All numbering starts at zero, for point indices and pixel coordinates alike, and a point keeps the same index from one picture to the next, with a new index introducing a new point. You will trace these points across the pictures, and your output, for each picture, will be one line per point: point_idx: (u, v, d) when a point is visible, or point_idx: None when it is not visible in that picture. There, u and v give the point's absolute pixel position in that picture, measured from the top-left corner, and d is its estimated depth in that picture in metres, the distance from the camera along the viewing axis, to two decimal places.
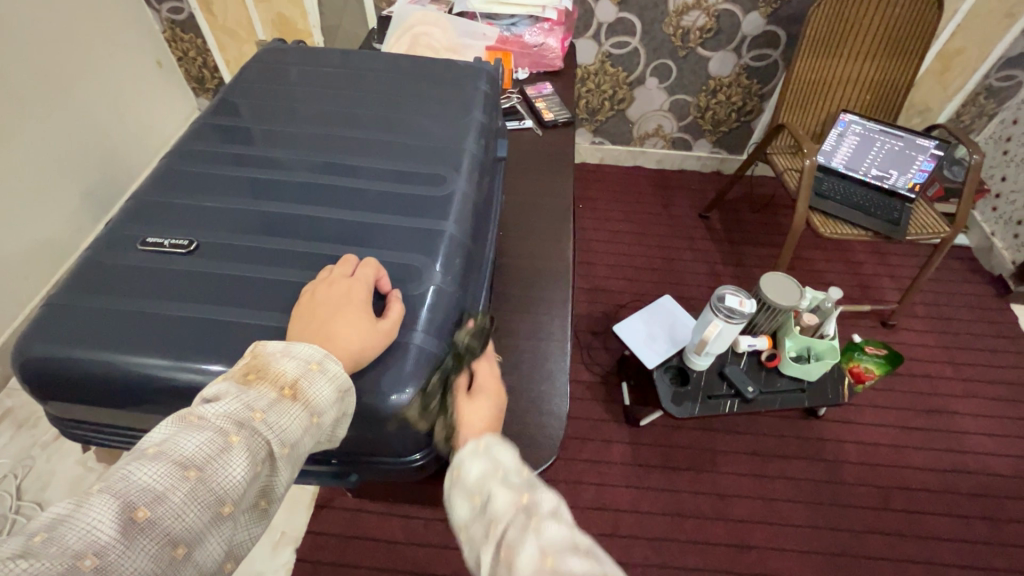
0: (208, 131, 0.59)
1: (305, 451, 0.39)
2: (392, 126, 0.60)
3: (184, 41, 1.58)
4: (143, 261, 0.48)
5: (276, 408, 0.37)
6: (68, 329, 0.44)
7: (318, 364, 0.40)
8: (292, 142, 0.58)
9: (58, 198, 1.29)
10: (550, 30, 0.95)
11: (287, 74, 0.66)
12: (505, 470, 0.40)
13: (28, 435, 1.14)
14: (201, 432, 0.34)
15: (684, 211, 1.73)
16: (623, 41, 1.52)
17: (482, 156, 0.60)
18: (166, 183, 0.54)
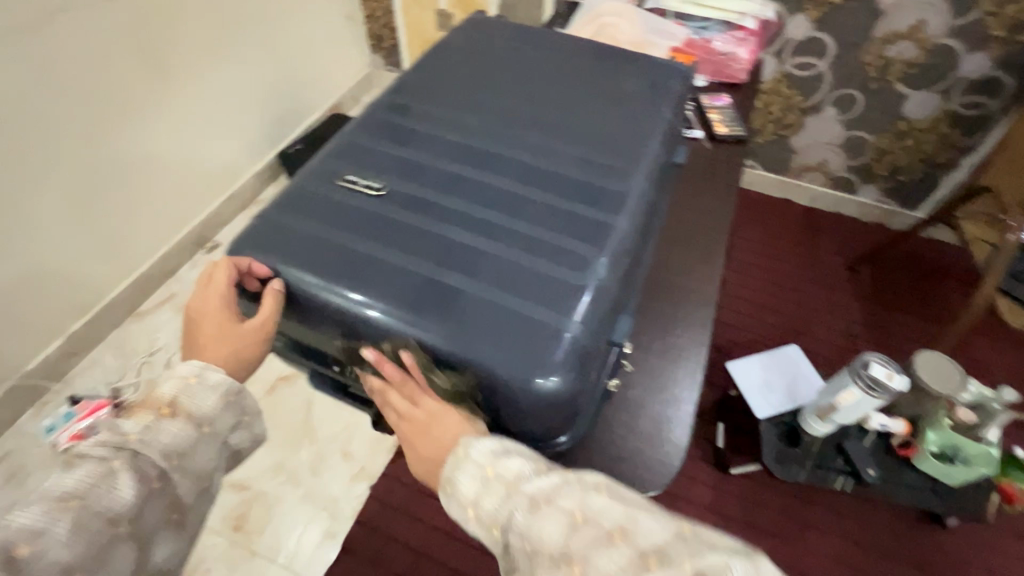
0: (411, 83, 0.65)
1: (198, 460, 0.49)
2: (576, 113, 0.61)
3: (374, 2, 1.76)
4: (344, 197, 0.56)
5: (155, 428, 0.47)
6: (277, 244, 0.53)
7: (196, 378, 0.50)
8: (484, 110, 0.62)
9: (241, 120, 1.49)
10: (744, 39, 0.89)
11: (486, 47, 0.69)
12: (474, 509, 0.41)
13: (183, 319, 1.33)
14: (79, 469, 0.44)
15: (830, 258, 1.56)
16: (808, 62, 1.40)
17: (659, 159, 0.59)
18: (372, 127, 0.61)
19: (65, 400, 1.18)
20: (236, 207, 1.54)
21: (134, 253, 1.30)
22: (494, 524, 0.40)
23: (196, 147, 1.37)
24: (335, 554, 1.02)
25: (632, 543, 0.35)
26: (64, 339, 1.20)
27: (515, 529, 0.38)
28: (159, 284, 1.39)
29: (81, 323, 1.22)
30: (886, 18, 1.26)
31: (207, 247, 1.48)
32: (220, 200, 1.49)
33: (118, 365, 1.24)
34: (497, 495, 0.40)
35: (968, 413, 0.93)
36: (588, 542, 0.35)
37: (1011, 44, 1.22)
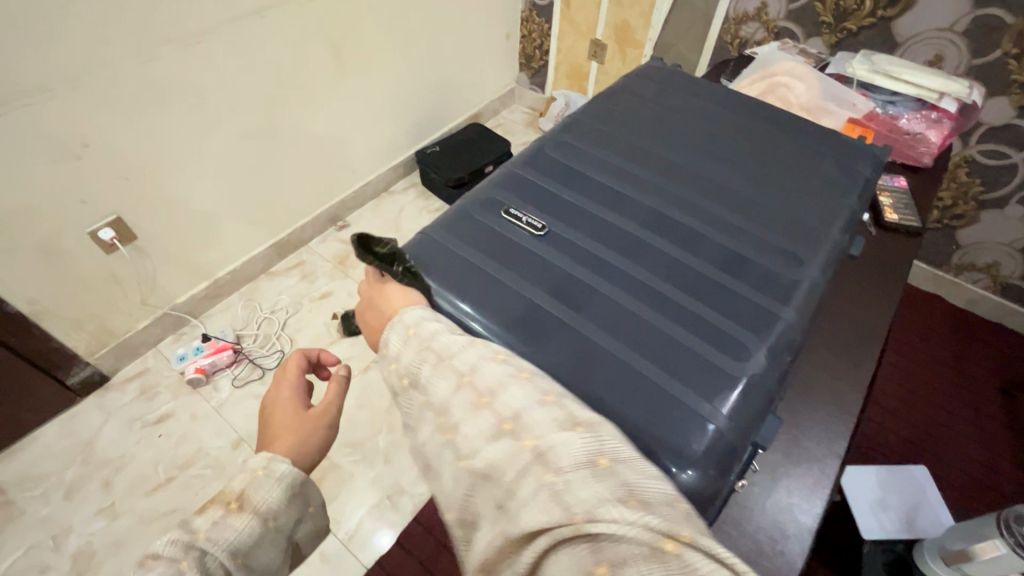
0: (583, 130, 0.70)
1: (257, 560, 0.47)
2: (753, 188, 0.62)
3: (534, 23, 1.83)
4: (504, 227, 0.59)
5: (224, 524, 0.46)
6: (432, 260, 0.56)
7: (264, 470, 0.51)
8: (657, 168, 0.64)
9: (393, 116, 1.62)
10: (937, 121, 0.80)
11: (667, 106, 0.72)
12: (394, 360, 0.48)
13: (304, 286, 1.45)
14: (149, 574, 0.41)
15: (982, 374, 1.36)
16: (1001, 151, 1.23)
17: (840, 250, 0.57)
18: (542, 167, 0.66)
19: (197, 335, 1.34)
20: (370, 194, 1.67)
21: (281, 220, 1.45)
22: (405, 376, 0.47)
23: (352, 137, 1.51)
24: (388, 544, 1.05)
25: (494, 408, 0.43)
26: (209, 283, 1.36)
27: (421, 382, 0.46)
28: (292, 250, 1.53)
29: (226, 271, 1.38)
30: None
31: (338, 225, 1.61)
32: (358, 185, 1.62)
33: (244, 315, 1.39)
34: (411, 350, 0.48)
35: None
36: (472, 409, 0.43)
37: None
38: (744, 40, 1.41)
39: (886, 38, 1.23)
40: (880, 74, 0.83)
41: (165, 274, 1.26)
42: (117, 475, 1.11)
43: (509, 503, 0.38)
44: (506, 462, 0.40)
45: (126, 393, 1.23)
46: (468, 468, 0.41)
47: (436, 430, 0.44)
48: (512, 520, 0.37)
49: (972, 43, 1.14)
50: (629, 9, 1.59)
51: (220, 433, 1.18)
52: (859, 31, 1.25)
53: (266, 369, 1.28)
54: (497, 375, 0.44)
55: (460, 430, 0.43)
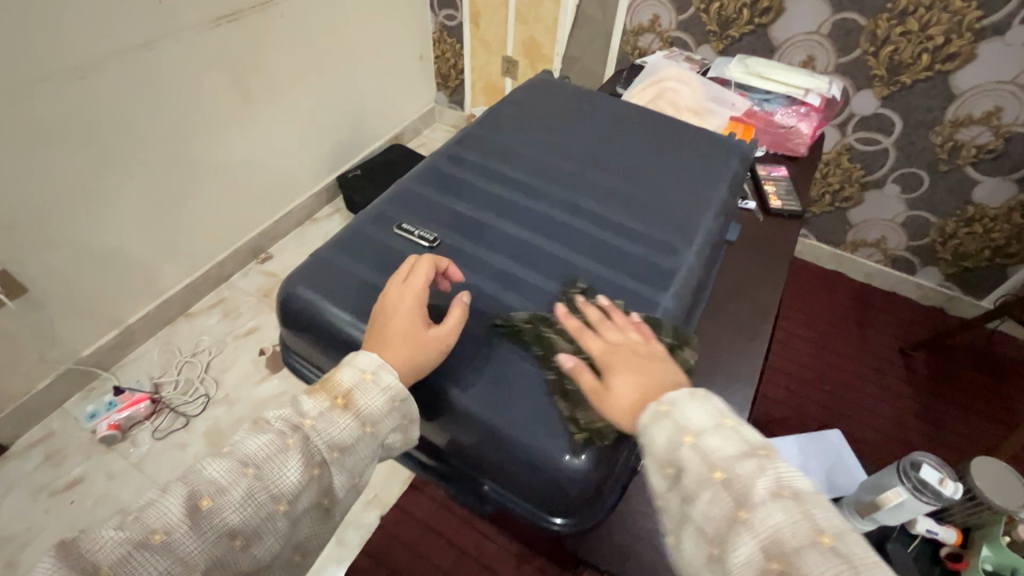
0: (472, 140, 0.72)
1: (360, 454, 0.47)
2: (634, 185, 0.66)
3: (446, 43, 1.87)
4: (397, 242, 0.61)
5: (328, 417, 0.46)
6: (325, 282, 0.57)
7: (371, 376, 0.48)
8: (544, 172, 0.68)
9: (310, 142, 1.60)
10: (807, 114, 0.88)
11: (553, 111, 0.76)
12: (694, 433, 0.41)
13: (228, 324, 1.39)
14: (264, 436, 0.44)
15: (883, 339, 1.49)
16: (873, 138, 1.37)
17: (714, 236, 0.63)
18: (433, 180, 0.67)
19: (109, 389, 1.24)
20: (292, 223, 1.63)
21: (196, 257, 1.39)
22: (715, 470, 0.39)
23: (265, 167, 1.48)
24: None
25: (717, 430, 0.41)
26: (118, 331, 1.26)
27: (736, 486, 0.38)
28: (212, 288, 1.46)
29: (138, 317, 1.30)
30: (960, 102, 1.23)
31: (261, 257, 1.56)
32: (278, 215, 1.58)
33: (163, 361, 1.30)
34: (728, 443, 0.40)
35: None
36: (788, 519, 0.36)
37: None
38: (643, 50, 1.50)
39: (765, 42, 1.34)
40: (755, 75, 0.91)
41: (67, 325, 1.16)
42: (23, 553, 1.00)
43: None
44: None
45: (29, 461, 1.12)
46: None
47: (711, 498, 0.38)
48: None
49: (835, 43, 1.27)
50: (535, 26, 1.65)
51: (143, 490, 1.09)
52: (741, 38, 1.36)
53: (191, 416, 1.20)
54: (837, 520, 0.36)
55: (789, 555, 0.34)
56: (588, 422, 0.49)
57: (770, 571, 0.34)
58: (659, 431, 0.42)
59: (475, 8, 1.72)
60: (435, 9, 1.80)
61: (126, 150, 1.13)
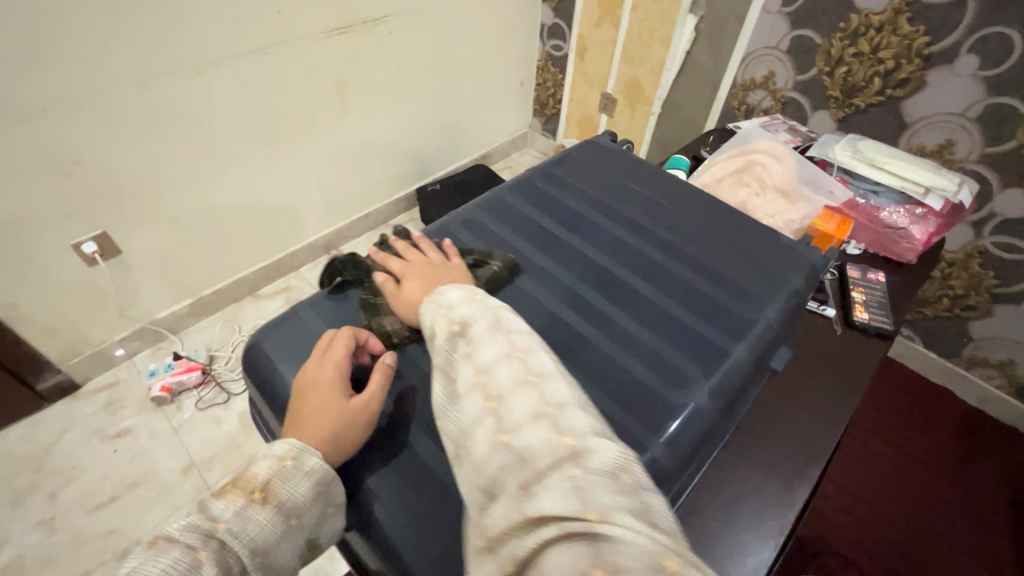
0: (497, 207, 0.71)
1: (279, 556, 0.43)
2: (658, 289, 0.60)
3: (549, 72, 1.87)
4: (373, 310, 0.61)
5: (245, 515, 0.42)
6: (289, 342, 0.59)
7: (292, 460, 0.46)
8: (561, 258, 0.64)
9: (399, 153, 1.65)
10: (922, 217, 0.75)
11: (591, 193, 0.73)
12: (446, 307, 0.49)
13: None
14: (168, 555, 0.38)
15: (991, 485, 1.24)
16: (1016, 245, 1.15)
17: (746, 366, 0.54)
18: (442, 243, 0.66)
19: (172, 352, 1.35)
20: (366, 226, 1.70)
21: (272, 245, 1.48)
22: (455, 322, 0.48)
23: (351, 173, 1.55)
24: None
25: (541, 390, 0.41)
26: (192, 301, 1.37)
27: (474, 333, 0.46)
28: (282, 274, 1.55)
29: (210, 291, 1.40)
30: None
31: (332, 254, 1.64)
32: (355, 217, 1.65)
33: (223, 335, 1.40)
34: (472, 310, 0.49)
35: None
36: (546, 436, 0.37)
37: None
38: (751, 107, 1.39)
39: (896, 117, 1.18)
40: (866, 162, 0.79)
41: (148, 290, 1.28)
42: (65, 487, 1.11)
43: (532, 487, 0.35)
44: (548, 450, 0.37)
45: (92, 404, 1.24)
46: (529, 477, 0.35)
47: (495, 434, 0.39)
48: (528, 501, 0.34)
49: (985, 131, 1.09)
50: (640, 67, 1.59)
51: (174, 455, 1.16)
52: (867, 108, 1.21)
53: (232, 394, 1.27)
54: (589, 422, 0.39)
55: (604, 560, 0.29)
56: (387, 326, 0.59)
57: (479, 391, 0.42)
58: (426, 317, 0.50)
59: (582, 41, 1.70)
60: (544, 38, 1.80)
61: (226, 143, 1.22)
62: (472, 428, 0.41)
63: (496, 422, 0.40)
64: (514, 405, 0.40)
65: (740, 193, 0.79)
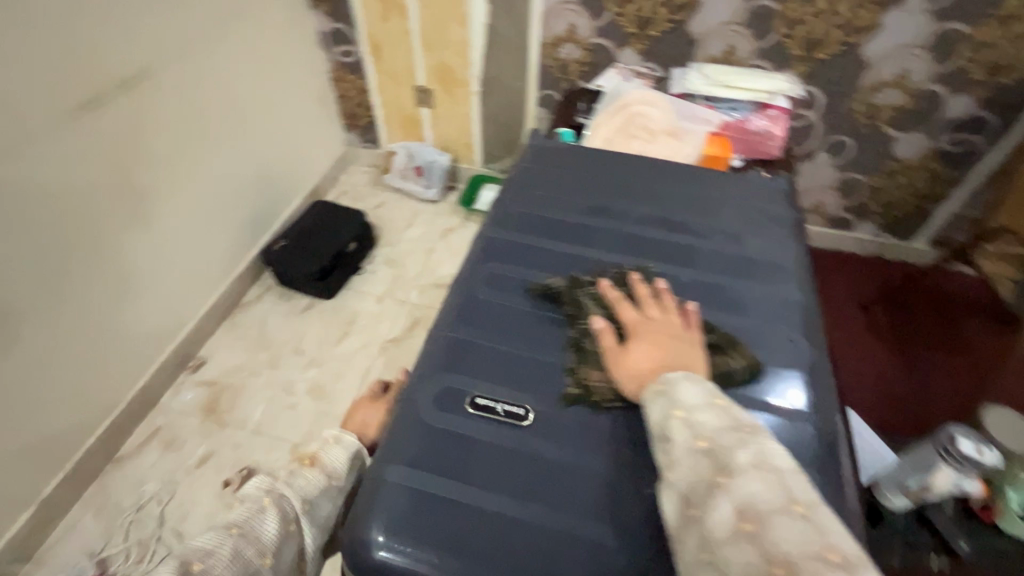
0: (512, 255, 0.72)
1: (324, 504, 0.61)
2: (704, 269, 0.68)
3: (347, 81, 1.71)
4: (480, 422, 0.59)
5: (297, 474, 0.60)
6: (399, 507, 0.55)
7: (332, 439, 0.65)
8: (615, 280, 0.67)
9: (223, 223, 1.40)
10: (777, 117, 0.86)
11: (590, 205, 0.76)
12: (684, 409, 0.48)
13: (172, 458, 1.19)
14: (244, 503, 0.56)
15: (843, 299, 1.56)
16: (799, 112, 1.41)
17: (804, 304, 0.65)
18: (489, 319, 0.67)
19: None
20: (216, 316, 1.42)
21: (111, 392, 1.16)
22: (702, 438, 0.45)
23: (175, 266, 1.27)
24: None
25: (788, 486, 0.40)
26: (35, 509, 1.04)
27: (737, 465, 0.42)
28: (140, 418, 1.24)
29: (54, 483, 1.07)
30: (872, 69, 1.29)
31: (192, 365, 1.35)
32: (200, 314, 1.37)
33: (102, 527, 1.09)
34: (716, 416, 0.47)
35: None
36: (776, 499, 0.39)
37: (994, 86, 1.26)
38: (564, 60, 1.44)
39: (685, 36, 1.33)
40: (718, 86, 0.88)
41: None
42: None
43: None
44: None
45: None
46: None
47: (731, 521, 0.39)
48: None
49: (752, 30, 1.29)
50: (444, 51, 1.54)
51: None
52: (661, 36, 1.34)
53: None
54: None
55: None
56: (594, 382, 0.59)
57: (727, 503, 0.40)
58: (662, 406, 0.49)
59: (373, 40, 1.58)
60: (327, 46, 1.63)
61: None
62: (714, 540, 0.39)
63: (758, 549, 0.37)
64: (783, 536, 0.37)
65: (635, 145, 0.83)
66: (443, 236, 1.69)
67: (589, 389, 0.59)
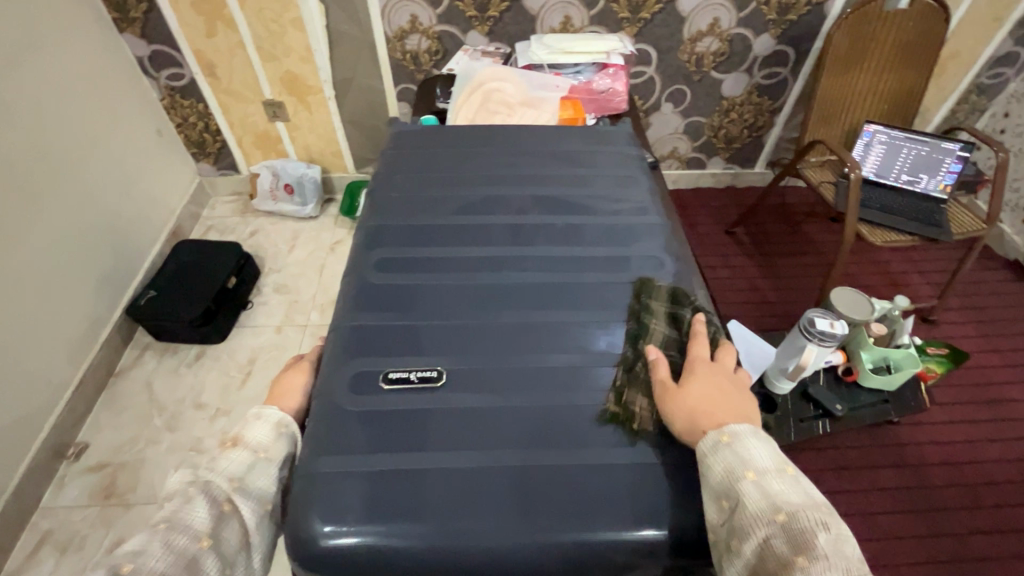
0: (396, 235, 0.72)
1: (263, 480, 0.51)
2: (574, 214, 0.74)
3: (184, 107, 1.56)
4: (399, 394, 0.58)
5: (222, 456, 0.50)
6: (335, 492, 0.51)
7: (253, 417, 0.55)
8: (500, 239, 0.71)
9: (70, 287, 1.23)
10: (616, 74, 0.94)
11: (465, 176, 0.78)
12: (758, 471, 0.45)
13: (74, 560, 1.04)
14: (167, 497, 0.46)
15: (711, 228, 1.75)
16: (638, 69, 1.54)
17: (663, 225, 0.74)
18: (388, 299, 0.66)
19: None
20: (89, 393, 1.26)
21: None
22: (780, 511, 0.43)
23: (17, 346, 1.09)
24: None
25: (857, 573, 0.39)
26: None
27: (819, 552, 0.40)
28: (20, 528, 1.07)
29: None
30: (690, 21, 1.44)
31: (74, 452, 1.19)
32: (66, 394, 1.21)
33: None
34: (786, 488, 0.44)
35: (936, 344, 1.26)
36: None
37: (786, 22, 1.47)
38: (414, 52, 1.44)
39: (524, 12, 1.39)
40: (559, 53, 0.94)
41: None
42: None
43: None
44: None
45: None
46: None
47: None
48: None
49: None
50: (287, 59, 1.46)
51: None
52: (501, 15, 1.39)
53: None
54: None
55: None
56: (639, 408, 0.56)
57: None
58: (728, 462, 0.47)
59: (203, 58, 1.45)
60: (150, 71, 1.47)
61: None
62: None
63: None
64: None
65: (497, 120, 0.86)
66: (332, 250, 1.63)
67: (630, 411, 0.56)
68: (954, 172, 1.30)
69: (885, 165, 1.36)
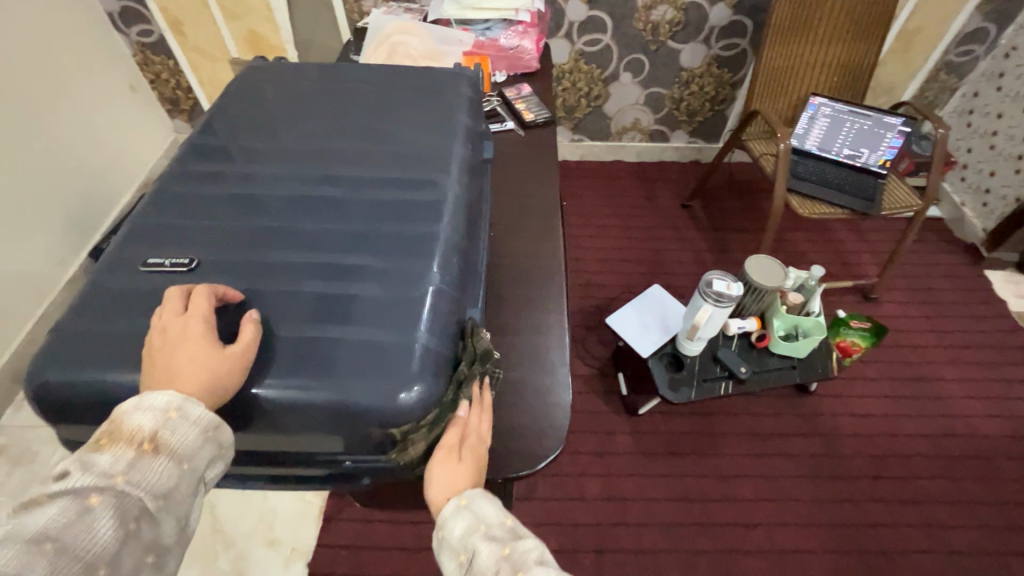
0: (195, 148, 0.63)
1: (180, 499, 0.42)
2: (380, 110, 0.68)
3: (156, 63, 1.63)
4: (150, 279, 0.52)
5: (139, 466, 0.40)
6: (68, 354, 0.48)
7: (177, 411, 0.42)
8: (302, 132, 0.65)
9: (36, 228, 1.32)
10: (525, 32, 0.97)
11: (282, 80, 0.72)
12: (489, 525, 0.45)
13: (26, 472, 1.16)
14: (57, 504, 0.37)
15: (667, 202, 1.76)
16: (594, 38, 1.55)
17: (475, 130, 0.69)
18: (164, 202, 0.58)
19: None
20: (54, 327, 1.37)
21: None
22: (505, 545, 0.43)
23: None
24: None
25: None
26: None
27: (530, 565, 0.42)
28: None
29: None
30: None
31: None
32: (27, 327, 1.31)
33: None
34: (507, 525, 0.45)
35: (861, 318, 1.24)
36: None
37: None
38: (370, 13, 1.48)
39: None
40: (469, 8, 0.97)
41: None
42: None
43: None
44: None
45: None
46: None
47: None
48: None
49: None
50: (249, 17, 1.49)
51: None
52: None
53: None
54: None
55: None
56: (412, 446, 0.50)
57: None
58: (466, 523, 0.45)
59: (170, 15, 1.51)
60: (121, 27, 1.54)
61: None
62: None
63: None
64: None
65: None
66: None
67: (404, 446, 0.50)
68: (895, 146, 1.28)
69: (828, 139, 1.35)
